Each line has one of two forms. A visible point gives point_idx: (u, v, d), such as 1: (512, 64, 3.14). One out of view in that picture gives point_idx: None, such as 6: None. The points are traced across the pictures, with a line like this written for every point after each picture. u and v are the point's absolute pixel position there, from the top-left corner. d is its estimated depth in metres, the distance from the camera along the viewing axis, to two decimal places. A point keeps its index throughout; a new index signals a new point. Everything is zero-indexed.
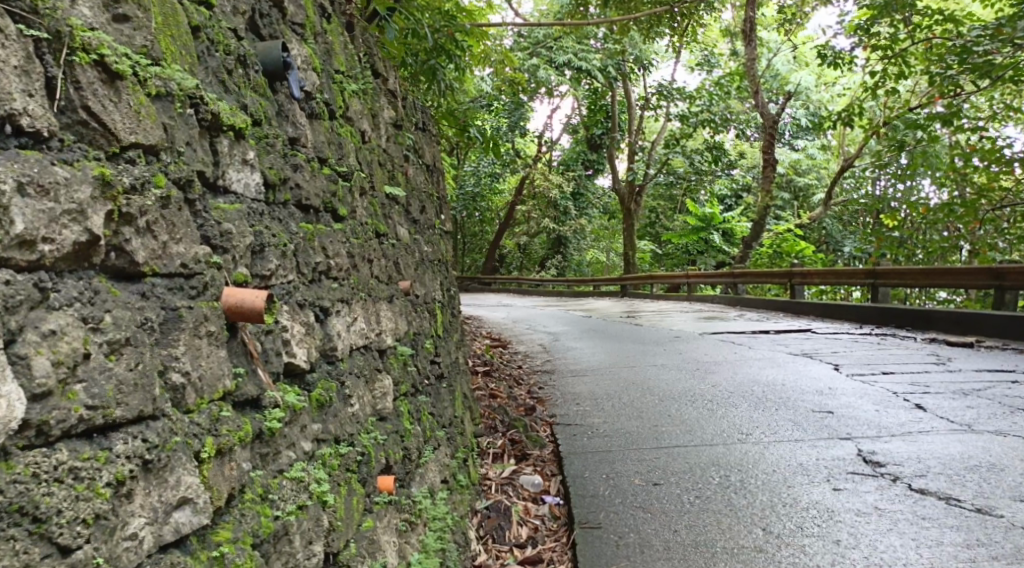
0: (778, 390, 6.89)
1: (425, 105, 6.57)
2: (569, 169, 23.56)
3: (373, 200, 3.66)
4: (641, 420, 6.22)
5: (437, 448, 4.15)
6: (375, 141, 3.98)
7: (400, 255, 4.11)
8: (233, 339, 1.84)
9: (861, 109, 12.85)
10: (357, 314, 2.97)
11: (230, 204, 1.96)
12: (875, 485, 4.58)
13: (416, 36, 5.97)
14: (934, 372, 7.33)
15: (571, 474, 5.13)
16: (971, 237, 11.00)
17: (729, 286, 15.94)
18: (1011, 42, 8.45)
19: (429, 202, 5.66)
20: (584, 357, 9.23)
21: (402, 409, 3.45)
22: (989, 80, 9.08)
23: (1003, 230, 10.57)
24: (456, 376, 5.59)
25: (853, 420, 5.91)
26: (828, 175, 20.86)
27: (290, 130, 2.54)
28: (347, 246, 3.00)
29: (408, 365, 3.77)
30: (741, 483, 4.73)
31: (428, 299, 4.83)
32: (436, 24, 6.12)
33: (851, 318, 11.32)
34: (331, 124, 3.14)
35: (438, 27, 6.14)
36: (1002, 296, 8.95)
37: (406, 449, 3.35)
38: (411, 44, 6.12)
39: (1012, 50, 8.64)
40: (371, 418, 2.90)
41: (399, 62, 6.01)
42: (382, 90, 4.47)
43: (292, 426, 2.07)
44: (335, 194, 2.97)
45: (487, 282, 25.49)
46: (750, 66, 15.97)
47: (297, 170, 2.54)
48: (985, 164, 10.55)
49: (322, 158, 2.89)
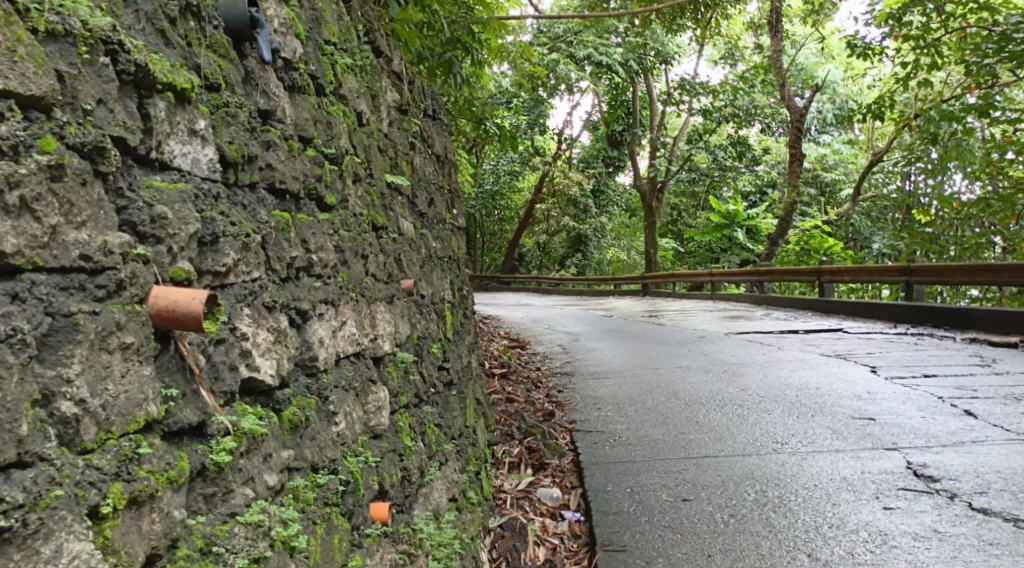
0: (812, 395, 6.44)
1: (440, 100, 6.20)
2: (590, 166, 23.12)
3: (371, 188, 3.27)
4: (667, 426, 5.79)
5: (444, 463, 3.76)
6: (374, 125, 3.60)
7: (403, 251, 3.73)
8: (163, 353, 1.45)
9: (891, 102, 12.27)
10: (346, 318, 2.59)
11: (168, 183, 1.58)
12: (931, 504, 4.13)
13: (430, 25, 5.59)
14: (980, 376, 6.83)
15: (592, 487, 4.72)
16: (1006, 233, 10.46)
17: (755, 285, 15.43)
18: None
19: (439, 194, 5.26)
20: (606, 358, 8.79)
21: (402, 424, 3.06)
22: None
23: None
24: (469, 382, 5.18)
25: (897, 428, 5.45)
26: (856, 170, 20.21)
27: (261, 101, 2.15)
28: (334, 240, 2.62)
29: (410, 374, 3.37)
30: (780, 500, 4.30)
31: (436, 299, 4.44)
32: (452, 14, 5.79)
33: (883, 317, 10.78)
34: (319, 101, 2.76)
35: (453, 19, 5.79)
36: None
37: (405, 470, 2.96)
38: (426, 36, 5.76)
39: None
40: (362, 438, 2.52)
41: (415, 54, 5.66)
42: (384, 71, 4.09)
43: (251, 456, 1.68)
44: (321, 179, 2.59)
45: (507, 281, 25.06)
46: (776, 59, 15.44)
47: (269, 149, 2.16)
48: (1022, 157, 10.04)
49: (304, 137, 2.51)
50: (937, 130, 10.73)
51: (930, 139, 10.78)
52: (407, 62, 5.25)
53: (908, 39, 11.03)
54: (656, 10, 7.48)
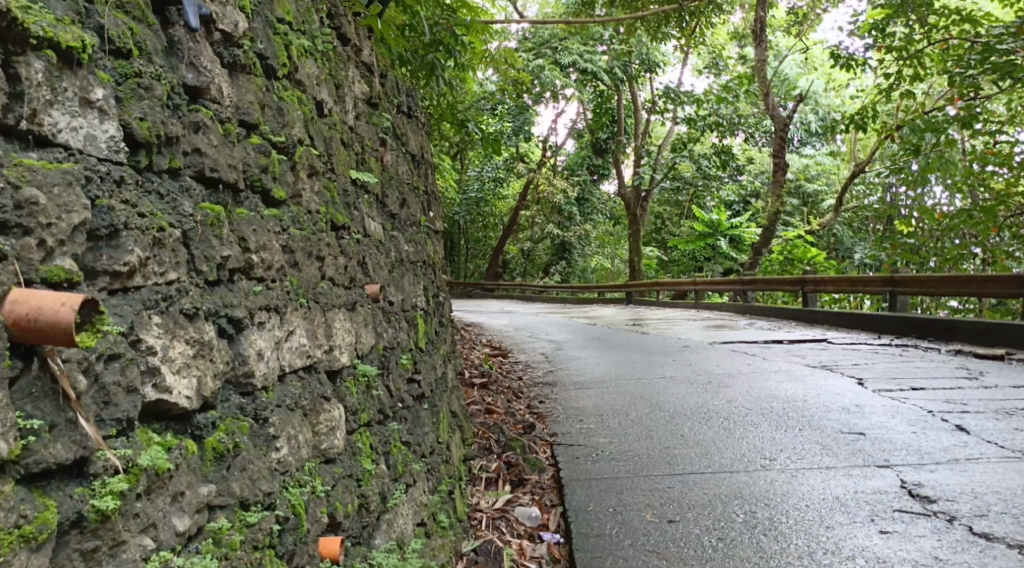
0: (800, 408, 6.18)
1: (421, 103, 5.92)
2: (574, 174, 22.86)
3: (331, 184, 2.98)
4: (652, 440, 5.51)
5: (412, 484, 3.47)
6: (338, 116, 3.30)
7: (369, 253, 3.43)
8: (25, 375, 1.25)
9: (873, 113, 12.08)
10: (294, 326, 2.30)
11: (45, 161, 1.37)
12: (929, 528, 3.87)
13: (412, 26, 5.34)
14: (967, 389, 6.60)
15: (572, 506, 4.43)
16: (985, 245, 10.33)
17: (739, 294, 15.23)
18: None
19: (414, 196, 4.96)
20: (589, 367, 8.51)
21: (362, 445, 2.77)
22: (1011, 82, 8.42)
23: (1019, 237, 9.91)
24: (444, 395, 4.87)
25: (889, 444, 5.20)
26: (839, 181, 20.14)
27: (189, 76, 1.86)
28: (282, 239, 2.33)
29: (373, 388, 3.07)
30: (771, 522, 4.03)
31: (407, 306, 4.14)
32: (434, 14, 5.53)
33: (867, 328, 10.57)
34: (268, 84, 2.46)
35: (435, 20, 5.57)
36: None
37: (363, 497, 2.66)
38: (408, 37, 5.51)
39: None
40: (310, 463, 2.23)
41: (395, 55, 5.41)
42: (352, 61, 3.81)
43: (152, 498, 1.43)
44: (267, 170, 2.30)
45: (490, 288, 24.79)
46: (760, 69, 15.25)
47: (198, 131, 1.86)
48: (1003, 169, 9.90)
49: (247, 122, 2.22)
50: (920, 142, 10.58)
51: (913, 150, 10.64)
52: (385, 60, 4.98)
53: (891, 50, 10.80)
54: (642, 16, 7.20)
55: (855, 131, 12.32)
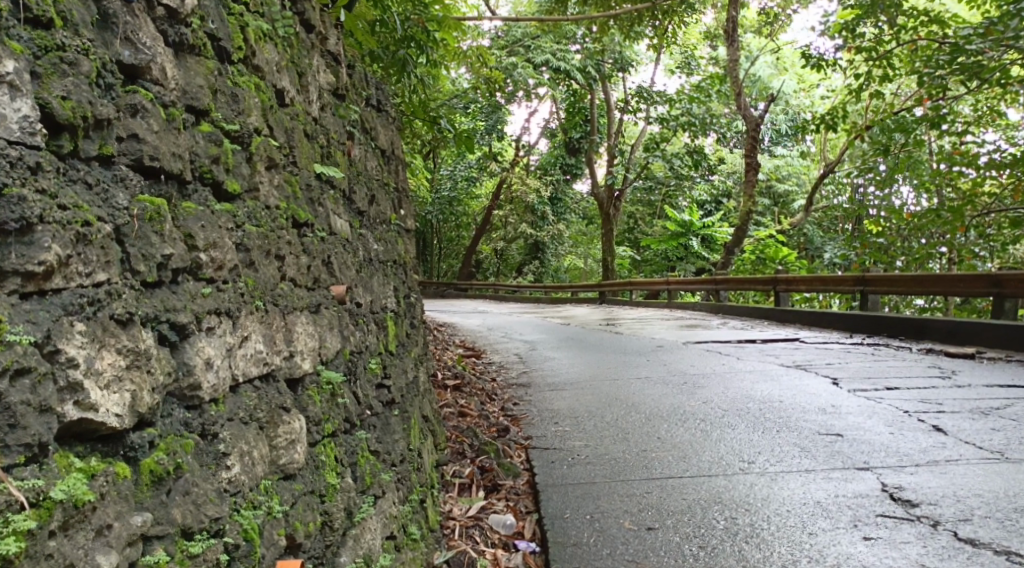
0: (776, 409, 6.08)
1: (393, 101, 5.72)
2: (547, 173, 22.82)
3: (291, 177, 2.78)
4: (628, 444, 5.36)
5: (381, 496, 3.28)
6: (300, 105, 3.11)
7: (335, 252, 3.23)
8: None
9: (844, 114, 12.01)
10: (250, 332, 2.11)
11: None
12: (914, 534, 3.75)
13: (383, 21, 5.14)
14: (942, 389, 6.53)
15: (549, 513, 4.27)
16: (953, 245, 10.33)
17: (711, 293, 15.16)
18: (1002, 41, 7.76)
19: (383, 193, 4.76)
20: (563, 368, 8.34)
21: (326, 457, 2.58)
22: (980, 82, 8.37)
23: (987, 237, 9.92)
24: (415, 399, 4.66)
25: (867, 445, 5.10)
26: (810, 181, 20.25)
27: (125, 53, 1.68)
28: (236, 236, 2.13)
29: (339, 397, 2.88)
30: (752, 529, 3.89)
31: (376, 307, 3.94)
32: (404, 10, 5.33)
33: (838, 327, 10.52)
34: (220, 66, 2.26)
35: (407, 15, 5.37)
36: (1002, 305, 8.18)
37: (326, 515, 2.47)
38: (380, 33, 5.30)
39: (1003, 50, 7.91)
40: (266, 480, 2.05)
41: (365, 52, 5.21)
42: (317, 50, 3.61)
43: (69, 534, 1.28)
44: (220, 161, 2.11)
45: (463, 288, 24.63)
46: (732, 69, 15.17)
47: (136, 115, 1.67)
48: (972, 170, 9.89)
49: (196, 108, 2.03)
50: (889, 142, 10.55)
51: (883, 150, 10.62)
52: (355, 54, 4.78)
53: (861, 51, 10.73)
54: (615, 15, 7.01)
55: (826, 131, 12.27)
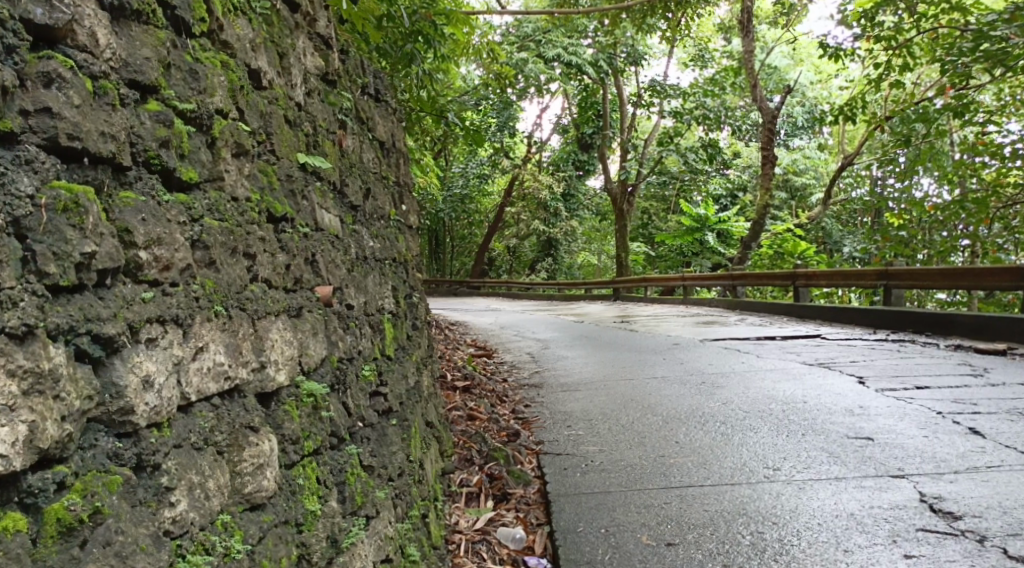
0: (800, 410, 5.75)
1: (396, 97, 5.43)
2: (559, 169, 22.41)
3: (266, 165, 2.49)
4: (645, 449, 5.06)
5: (376, 515, 3.00)
6: (280, 87, 2.81)
7: (321, 249, 2.94)
8: None
9: (863, 104, 11.52)
10: (209, 342, 1.83)
11: None
12: (960, 551, 3.43)
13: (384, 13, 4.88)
14: (975, 388, 6.16)
15: (561, 526, 3.98)
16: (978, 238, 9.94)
17: (727, 289, 14.78)
18: None
19: (381, 188, 4.46)
20: (576, 368, 8.04)
21: (306, 481, 2.29)
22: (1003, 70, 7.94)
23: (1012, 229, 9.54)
24: (417, 405, 4.37)
25: (900, 450, 4.77)
26: (827, 174, 19.82)
27: (38, 12, 1.42)
28: (192, 232, 1.85)
29: (323, 411, 2.59)
30: (782, 545, 3.58)
31: (371, 309, 3.65)
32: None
33: (861, 323, 10.13)
34: (177, 39, 1.97)
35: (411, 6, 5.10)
36: None
37: (304, 546, 2.18)
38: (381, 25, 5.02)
39: None
40: (225, 515, 1.78)
41: (364, 44, 4.93)
42: (303, 30, 3.32)
43: None
44: (173, 145, 1.83)
45: (476, 286, 24.40)
46: (747, 59, 14.74)
47: (50, 85, 1.42)
48: (997, 160, 9.48)
49: (142, 84, 1.76)
50: (910, 133, 10.14)
51: (904, 141, 10.21)
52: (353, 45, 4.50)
53: (880, 40, 10.26)
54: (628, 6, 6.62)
55: (844, 123, 11.81)
